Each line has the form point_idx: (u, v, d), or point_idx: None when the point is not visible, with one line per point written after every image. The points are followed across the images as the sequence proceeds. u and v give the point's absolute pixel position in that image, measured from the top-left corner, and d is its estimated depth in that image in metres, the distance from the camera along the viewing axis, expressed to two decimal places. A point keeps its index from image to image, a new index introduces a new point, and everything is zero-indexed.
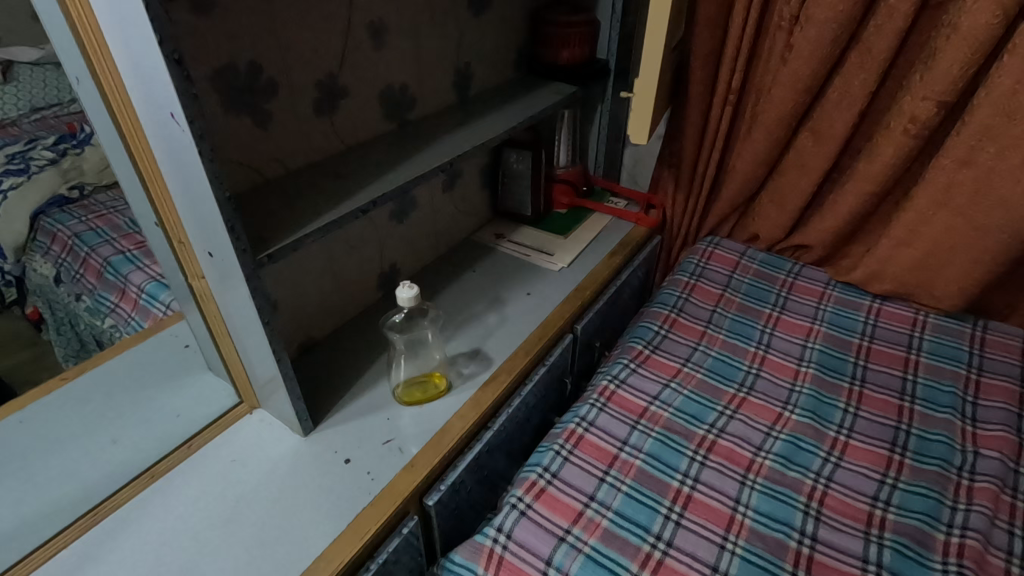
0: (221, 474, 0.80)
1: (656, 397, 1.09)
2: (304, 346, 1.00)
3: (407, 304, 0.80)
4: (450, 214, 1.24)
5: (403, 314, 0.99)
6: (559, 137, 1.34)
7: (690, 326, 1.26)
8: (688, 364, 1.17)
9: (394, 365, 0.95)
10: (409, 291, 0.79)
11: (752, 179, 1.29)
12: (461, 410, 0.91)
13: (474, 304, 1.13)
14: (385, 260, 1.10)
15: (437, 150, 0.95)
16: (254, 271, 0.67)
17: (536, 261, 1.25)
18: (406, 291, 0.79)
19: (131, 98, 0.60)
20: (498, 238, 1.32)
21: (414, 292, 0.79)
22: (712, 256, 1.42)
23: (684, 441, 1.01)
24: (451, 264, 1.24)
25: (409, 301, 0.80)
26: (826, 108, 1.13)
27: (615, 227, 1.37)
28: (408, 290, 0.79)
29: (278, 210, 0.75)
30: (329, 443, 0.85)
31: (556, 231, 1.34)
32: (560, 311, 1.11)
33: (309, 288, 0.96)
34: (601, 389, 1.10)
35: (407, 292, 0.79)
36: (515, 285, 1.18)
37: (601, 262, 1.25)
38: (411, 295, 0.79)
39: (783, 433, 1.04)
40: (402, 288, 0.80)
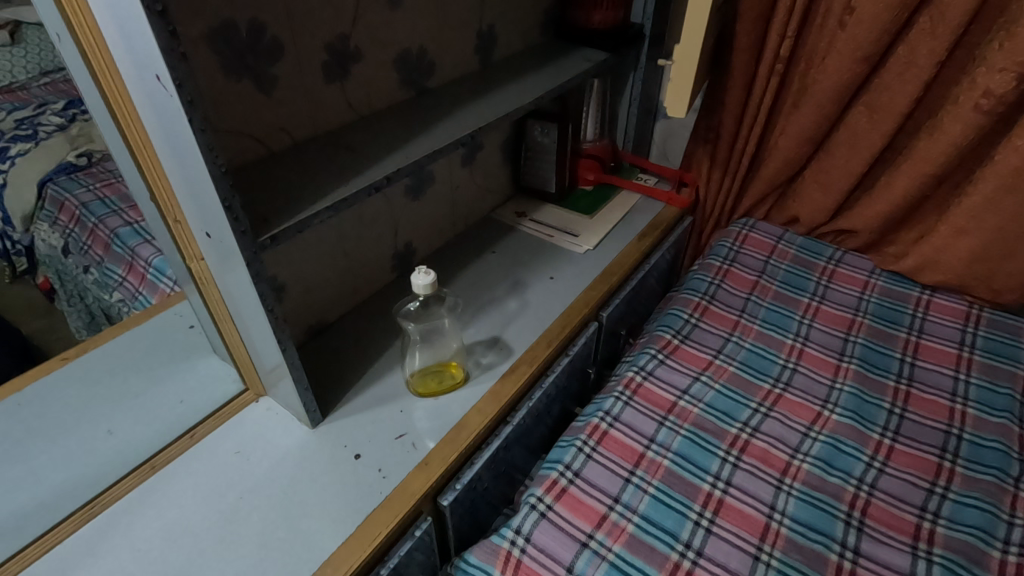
0: (225, 467, 0.76)
1: (685, 391, 1.03)
2: (314, 329, 0.94)
3: (423, 291, 0.73)
4: (469, 190, 1.16)
5: (418, 300, 0.92)
6: (587, 109, 1.24)
7: (722, 315, 1.19)
8: (720, 357, 1.10)
9: (409, 354, 0.89)
10: (424, 279, 0.72)
11: (795, 158, 1.19)
12: (478, 404, 0.85)
13: (493, 287, 1.06)
14: (400, 239, 1.04)
15: (457, 122, 0.87)
16: (256, 255, 0.61)
17: (561, 242, 1.17)
18: (421, 278, 0.73)
19: (115, 57, 0.53)
20: (520, 216, 1.25)
21: (430, 279, 0.73)
22: (747, 239, 1.33)
23: (715, 440, 0.95)
24: (469, 244, 1.17)
25: (424, 290, 0.73)
26: (887, 79, 1.03)
27: (644, 207, 1.29)
28: (423, 277, 0.72)
29: (284, 186, 0.69)
30: (338, 436, 0.80)
31: (582, 210, 1.26)
32: (584, 298, 1.04)
33: (318, 269, 0.90)
34: (626, 380, 1.04)
35: (422, 280, 0.72)
36: (537, 268, 1.11)
37: (629, 245, 1.17)
38: (427, 282, 0.72)
39: (822, 435, 0.96)
40: (417, 274, 0.73)
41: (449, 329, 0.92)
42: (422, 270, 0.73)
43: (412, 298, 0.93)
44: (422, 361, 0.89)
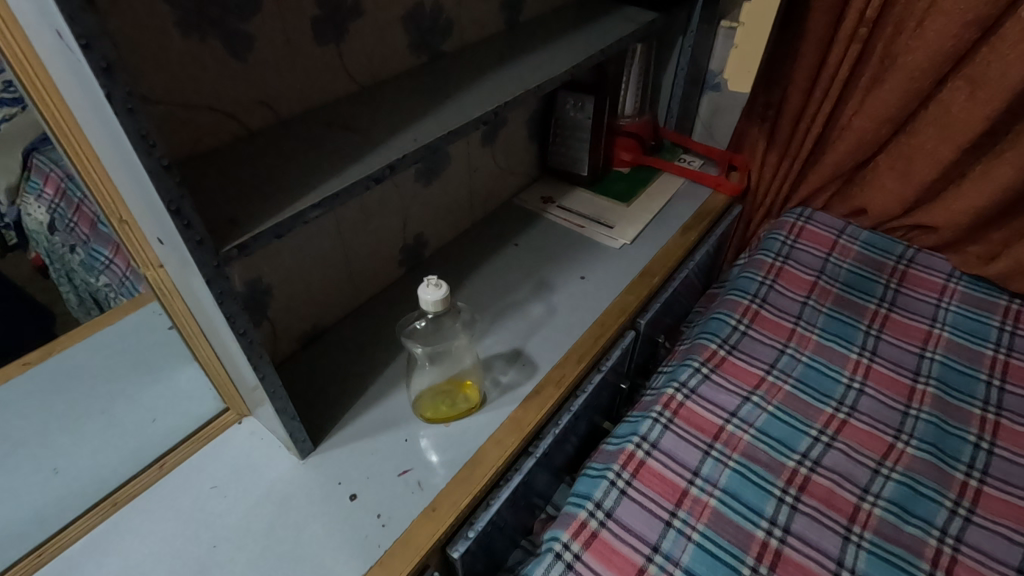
0: (197, 506, 0.64)
1: (733, 413, 0.89)
2: (309, 336, 0.82)
3: (432, 308, 0.60)
4: (489, 172, 1.02)
5: (428, 317, 0.77)
6: (627, 80, 1.08)
7: (775, 322, 1.04)
8: (774, 372, 0.96)
9: (417, 371, 0.76)
10: (433, 294, 0.59)
11: (871, 141, 1.02)
12: (496, 434, 0.72)
13: (515, 288, 0.92)
14: (408, 231, 0.90)
15: (479, 95, 0.71)
16: (221, 269, 0.48)
17: (593, 234, 1.03)
18: (431, 291, 0.59)
19: (15, 6, 0.39)
20: (546, 203, 1.10)
21: (442, 294, 0.59)
22: (803, 232, 1.17)
23: (770, 475, 0.82)
24: (488, 234, 1.03)
25: (434, 309, 0.60)
26: (1000, 48, 0.85)
27: (688, 193, 1.13)
28: (433, 291, 0.59)
29: (261, 176, 0.55)
30: (331, 469, 0.68)
31: (617, 197, 1.10)
32: (621, 303, 0.89)
33: (311, 268, 0.76)
34: (665, 399, 0.90)
35: (431, 296, 0.59)
36: (566, 265, 0.96)
37: (671, 239, 1.02)
38: (437, 298, 0.59)
39: (895, 472, 0.82)
40: (424, 284, 0.60)
41: (463, 346, 0.78)
42: (430, 279, 0.61)
43: (421, 315, 0.78)
44: (431, 378, 0.76)
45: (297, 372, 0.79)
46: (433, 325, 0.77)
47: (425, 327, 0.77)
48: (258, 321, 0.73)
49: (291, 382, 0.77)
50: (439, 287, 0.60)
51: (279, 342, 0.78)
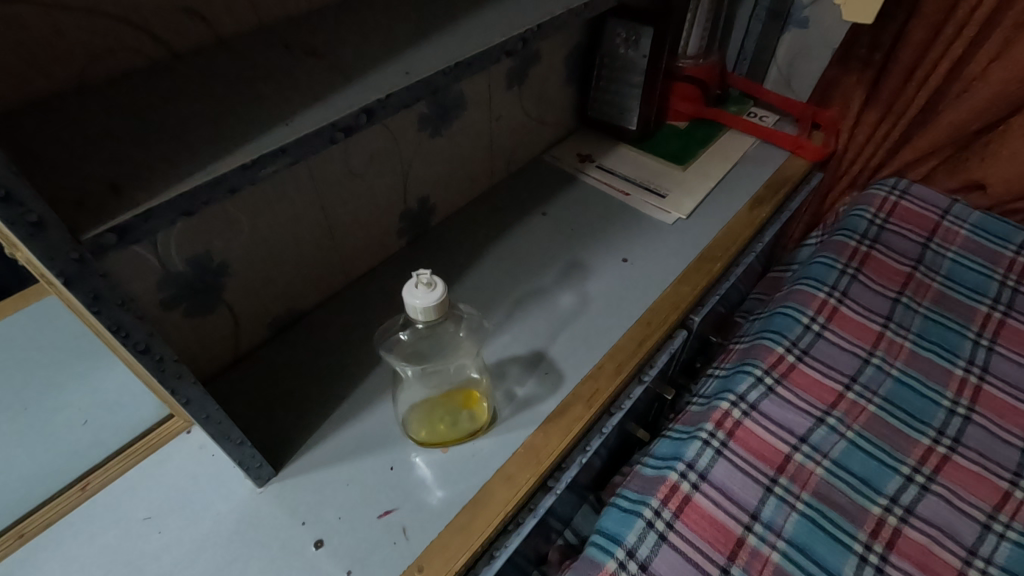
0: (123, 545, 0.51)
1: (802, 439, 0.72)
2: (283, 321, 0.67)
3: (423, 315, 0.43)
4: (515, 122, 0.82)
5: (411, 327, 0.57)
6: (693, 8, 0.85)
7: (858, 322, 0.84)
8: (855, 388, 0.77)
9: (401, 385, 0.59)
10: (423, 294, 0.43)
11: (1010, 97, 0.79)
12: (506, 466, 0.56)
13: (539, 271, 0.75)
14: (410, 193, 0.72)
15: (501, 12, 0.52)
16: (89, 264, 0.31)
17: (640, 205, 0.83)
18: (420, 289, 0.43)
19: None
20: (583, 162, 0.90)
21: (434, 295, 0.43)
22: (896, 211, 0.95)
23: (849, 526, 0.66)
24: (510, 199, 0.85)
25: (423, 318, 0.44)
26: None
27: (759, 157, 0.91)
28: (424, 290, 0.43)
29: (175, 117, 0.37)
30: (294, 504, 0.54)
31: (671, 159, 0.90)
32: (672, 297, 0.71)
33: (280, 240, 0.60)
34: (717, 416, 0.73)
35: (420, 298, 0.43)
36: (604, 244, 0.78)
37: (738, 214, 0.82)
38: (428, 301, 0.43)
39: (1012, 531, 0.65)
40: (412, 278, 0.44)
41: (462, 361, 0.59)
42: (421, 271, 0.45)
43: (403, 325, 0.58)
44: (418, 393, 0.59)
45: (266, 368, 0.64)
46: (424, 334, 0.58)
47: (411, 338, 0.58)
48: (211, 307, 0.57)
49: (257, 382, 0.62)
50: (432, 284, 0.44)
51: (242, 331, 0.62)
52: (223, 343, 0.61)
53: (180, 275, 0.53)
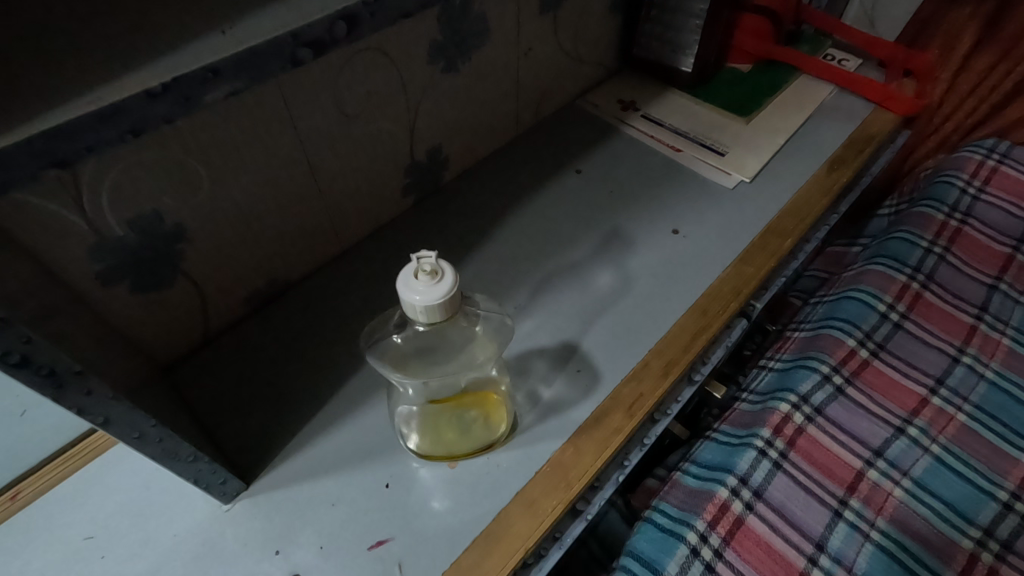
0: (60, 570, 0.42)
1: (877, 453, 0.61)
2: (262, 296, 0.55)
3: (428, 314, 0.33)
4: (548, 58, 0.68)
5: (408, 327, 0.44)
6: None
7: (945, 313, 0.71)
8: (941, 393, 0.65)
9: (399, 391, 0.47)
10: (424, 286, 0.32)
11: None
12: (527, 489, 0.46)
13: (571, 242, 0.62)
14: (417, 142, 0.59)
15: None
16: None
17: (693, 163, 0.70)
18: (420, 280, 0.32)
19: None
20: (625, 111, 0.76)
21: (438, 289, 0.32)
22: (995, 178, 0.79)
23: (935, 562, 0.56)
24: (537, 153, 0.71)
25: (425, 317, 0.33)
26: None
27: (838, 107, 0.76)
28: (426, 282, 0.32)
29: (51, 17, 0.25)
30: (268, 526, 0.44)
31: (732, 109, 0.75)
32: (732, 279, 0.58)
33: (254, 198, 0.48)
34: (776, 420, 0.61)
35: (420, 292, 0.32)
36: (649, 210, 0.65)
37: (813, 178, 0.67)
38: (430, 298, 0.32)
39: None
40: (410, 262, 0.33)
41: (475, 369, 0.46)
42: (424, 251, 0.33)
43: (399, 325, 0.45)
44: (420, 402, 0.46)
45: (242, 353, 0.53)
46: (425, 336, 0.44)
47: (408, 340, 0.45)
48: (167, 280, 0.46)
49: (230, 370, 0.52)
50: (437, 273, 0.33)
51: (211, 307, 0.51)
52: (188, 322, 0.50)
53: (122, 241, 0.41)
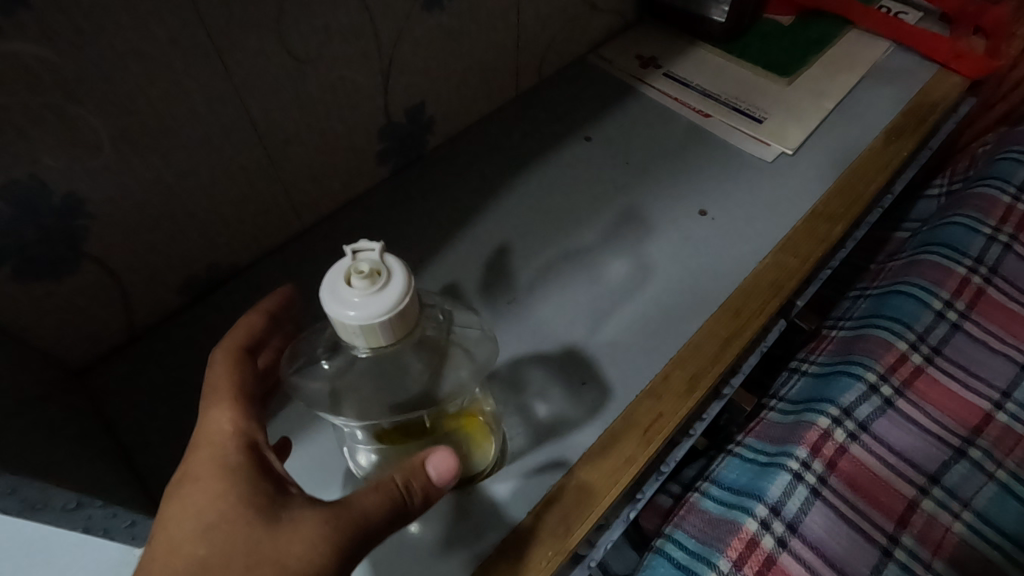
0: None
1: (932, 479, 0.53)
2: (203, 283, 0.46)
3: (363, 333, 0.26)
4: (556, 0, 0.56)
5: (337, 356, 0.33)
6: None
7: (1011, 314, 0.62)
8: (1006, 408, 0.57)
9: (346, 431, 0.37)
10: (361, 296, 0.25)
11: None
12: (518, 535, 0.37)
13: (576, 223, 0.52)
14: (393, 100, 0.49)
15: None
16: None
17: (723, 130, 0.59)
18: (356, 286, 0.25)
19: None
20: (644, 68, 0.65)
21: (380, 301, 0.25)
22: None
23: None
24: (540, 117, 0.60)
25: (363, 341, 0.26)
26: None
27: (895, 68, 0.64)
28: (363, 289, 0.25)
29: None
30: None
31: (770, 68, 0.64)
32: (772, 272, 0.48)
33: (179, 163, 0.38)
34: (814, 437, 0.52)
35: (354, 305, 0.25)
36: (672, 187, 0.54)
37: (868, 151, 0.57)
38: (367, 314, 0.25)
39: None
40: (345, 258, 0.26)
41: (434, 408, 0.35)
42: (363, 245, 0.26)
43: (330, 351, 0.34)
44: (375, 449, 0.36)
45: (178, 354, 0.44)
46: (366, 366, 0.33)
47: (341, 373, 0.34)
48: (67, 266, 0.36)
49: (163, 376, 0.43)
50: (378, 277, 0.25)
51: (133, 299, 0.42)
52: (106, 319, 0.41)
53: None
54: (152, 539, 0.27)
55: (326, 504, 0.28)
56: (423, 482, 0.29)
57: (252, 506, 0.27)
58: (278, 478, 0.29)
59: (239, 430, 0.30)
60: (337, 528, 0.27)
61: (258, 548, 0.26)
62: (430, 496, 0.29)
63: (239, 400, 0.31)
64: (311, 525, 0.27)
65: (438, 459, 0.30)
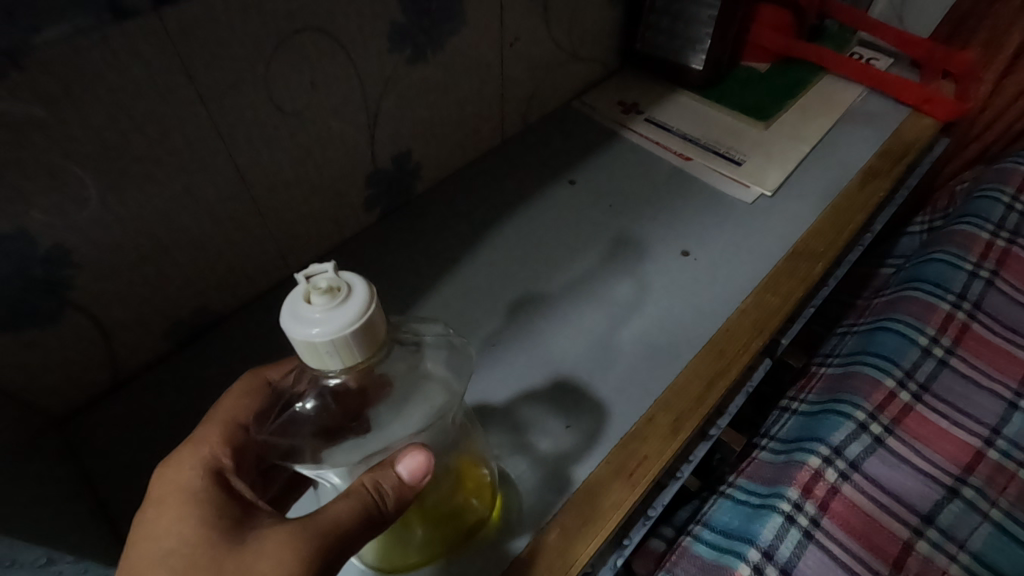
0: None
1: (926, 519, 0.52)
2: (189, 330, 0.46)
3: (332, 348, 0.26)
4: (538, 52, 0.59)
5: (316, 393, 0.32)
6: None
7: (997, 349, 0.62)
8: (997, 445, 0.56)
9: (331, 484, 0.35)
10: (323, 312, 0.25)
11: None
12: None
13: (562, 262, 0.53)
14: (381, 147, 0.50)
15: None
16: None
17: (704, 172, 0.60)
18: (317, 304, 0.25)
19: None
20: (627, 114, 0.67)
21: (344, 314, 0.25)
22: None
23: None
24: (526, 162, 0.62)
25: (339, 359, 0.26)
26: None
27: (869, 111, 0.67)
28: (324, 304, 0.25)
29: None
30: None
31: (748, 112, 0.66)
32: (755, 311, 0.49)
33: (166, 214, 0.39)
34: (805, 478, 0.51)
35: (317, 322, 0.25)
36: (655, 228, 0.56)
37: (846, 191, 0.58)
38: (334, 329, 0.25)
39: None
40: (298, 285, 0.26)
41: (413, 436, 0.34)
42: (315, 268, 0.27)
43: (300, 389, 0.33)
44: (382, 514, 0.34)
45: (161, 403, 0.44)
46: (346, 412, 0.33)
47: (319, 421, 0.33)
48: (51, 315, 0.36)
49: (144, 425, 0.43)
50: (338, 292, 0.26)
51: (118, 347, 0.42)
52: (90, 368, 0.41)
53: None
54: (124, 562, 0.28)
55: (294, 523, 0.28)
56: (393, 484, 0.30)
57: (216, 529, 0.28)
58: (248, 503, 0.31)
59: (212, 458, 0.32)
60: (302, 545, 0.27)
61: (219, 568, 0.27)
62: (401, 493, 0.29)
63: (226, 431, 0.33)
64: (274, 543, 0.27)
65: (408, 461, 0.30)
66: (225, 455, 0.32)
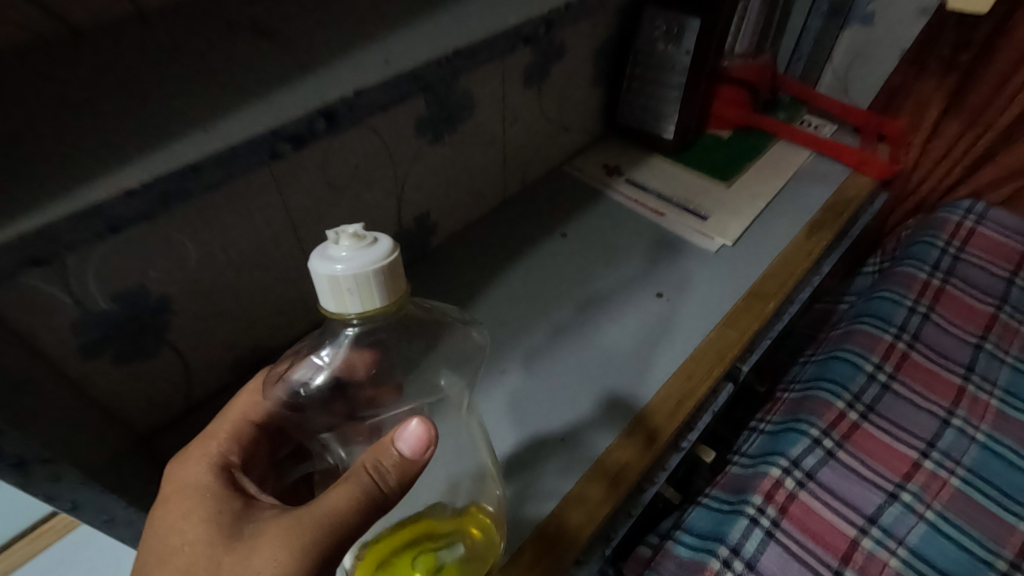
0: None
1: (871, 520, 0.61)
2: (246, 363, 0.56)
3: (351, 278, 0.32)
4: (533, 128, 0.70)
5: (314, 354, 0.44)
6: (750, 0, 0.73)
7: (934, 374, 0.71)
8: (933, 456, 0.65)
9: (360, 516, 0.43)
10: (350, 248, 0.33)
11: None
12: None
13: (557, 303, 0.63)
14: (405, 210, 0.61)
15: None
16: None
17: (675, 226, 0.71)
18: (345, 245, 0.33)
19: None
20: (609, 176, 0.78)
21: (366, 249, 0.33)
22: (973, 239, 0.81)
23: None
24: (524, 217, 0.73)
25: (357, 292, 0.33)
26: None
27: (816, 172, 0.78)
28: (351, 242, 0.33)
29: None
30: None
31: (713, 173, 0.78)
32: (717, 342, 0.59)
33: (241, 268, 0.49)
34: (767, 486, 0.60)
35: (344, 254, 0.32)
36: (635, 273, 0.66)
37: (794, 240, 0.69)
38: (357, 264, 0.32)
39: None
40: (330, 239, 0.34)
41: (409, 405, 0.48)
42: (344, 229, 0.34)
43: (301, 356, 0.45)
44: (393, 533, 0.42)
45: None
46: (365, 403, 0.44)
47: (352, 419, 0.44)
48: (150, 351, 0.46)
49: None
50: (363, 238, 0.33)
51: (194, 376, 0.51)
52: (172, 392, 0.50)
53: (107, 315, 0.41)
54: (146, 549, 0.35)
55: (292, 516, 0.33)
56: (393, 460, 0.35)
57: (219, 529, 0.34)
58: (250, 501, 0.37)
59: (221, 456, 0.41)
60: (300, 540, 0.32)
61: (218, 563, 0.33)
62: (400, 468, 0.35)
63: (231, 436, 0.43)
64: (270, 544, 0.32)
65: (407, 439, 0.36)
66: (232, 454, 0.42)
